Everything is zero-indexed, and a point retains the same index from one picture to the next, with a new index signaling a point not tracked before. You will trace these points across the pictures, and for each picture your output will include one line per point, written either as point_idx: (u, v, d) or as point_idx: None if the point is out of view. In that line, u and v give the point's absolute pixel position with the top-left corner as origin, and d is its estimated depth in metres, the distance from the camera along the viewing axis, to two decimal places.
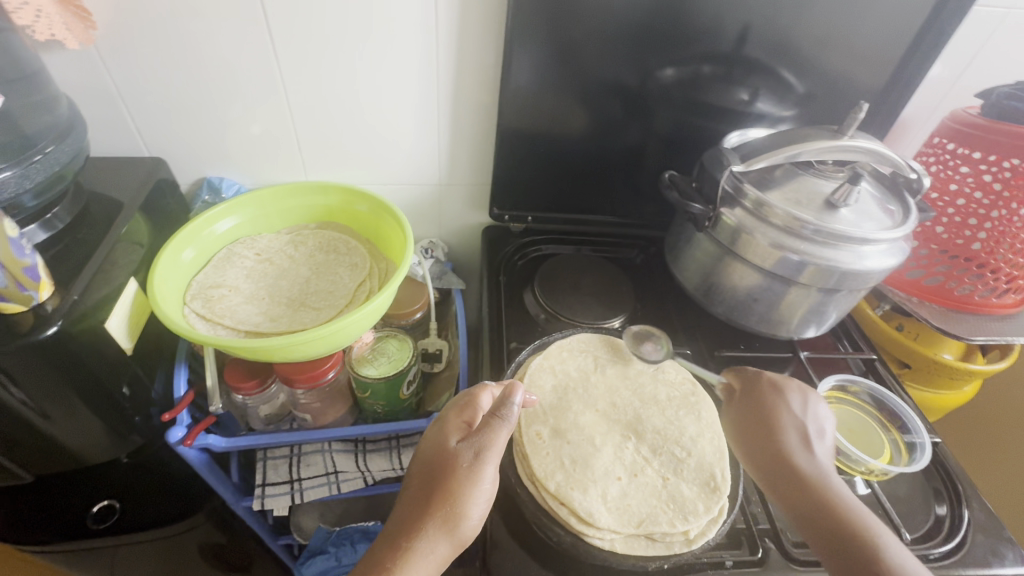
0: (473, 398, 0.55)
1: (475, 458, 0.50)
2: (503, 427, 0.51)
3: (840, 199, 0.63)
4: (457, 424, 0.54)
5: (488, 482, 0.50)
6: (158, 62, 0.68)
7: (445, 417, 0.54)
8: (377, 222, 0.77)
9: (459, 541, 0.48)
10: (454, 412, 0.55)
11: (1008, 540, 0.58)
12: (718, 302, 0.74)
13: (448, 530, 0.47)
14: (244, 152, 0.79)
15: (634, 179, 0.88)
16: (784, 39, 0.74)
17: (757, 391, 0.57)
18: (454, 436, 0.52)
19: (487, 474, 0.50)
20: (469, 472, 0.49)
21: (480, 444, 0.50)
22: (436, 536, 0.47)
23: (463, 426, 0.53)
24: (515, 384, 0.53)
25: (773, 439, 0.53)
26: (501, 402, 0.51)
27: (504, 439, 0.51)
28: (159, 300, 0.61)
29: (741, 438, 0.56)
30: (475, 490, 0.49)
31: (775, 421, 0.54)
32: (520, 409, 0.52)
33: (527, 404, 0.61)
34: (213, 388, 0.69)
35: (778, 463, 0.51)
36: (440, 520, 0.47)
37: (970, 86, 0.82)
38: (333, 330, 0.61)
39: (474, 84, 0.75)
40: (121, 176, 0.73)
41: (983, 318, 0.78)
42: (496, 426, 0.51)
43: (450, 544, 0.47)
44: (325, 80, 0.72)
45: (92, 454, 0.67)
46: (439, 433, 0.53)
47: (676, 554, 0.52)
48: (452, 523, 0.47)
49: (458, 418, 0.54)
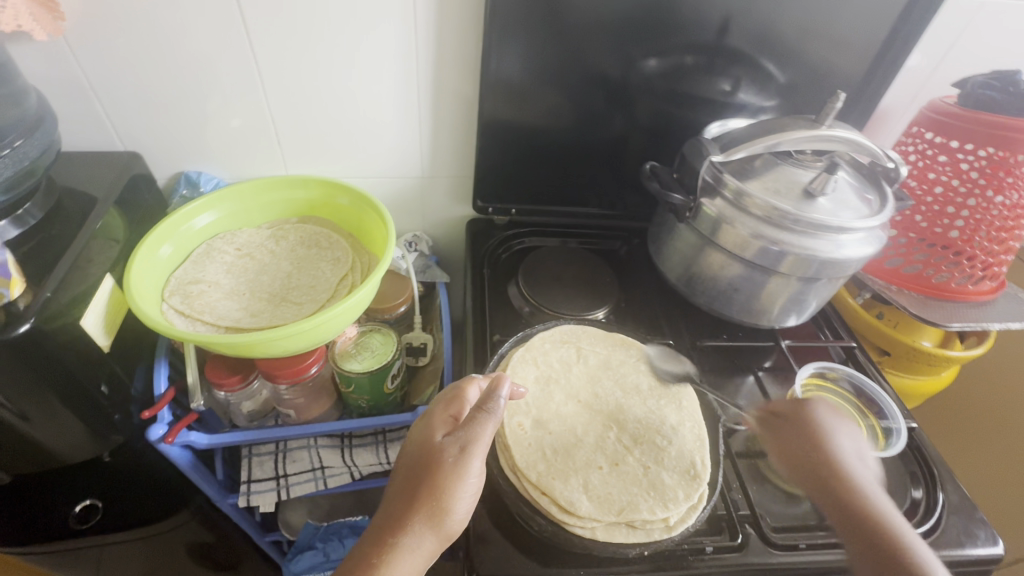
0: (461, 391, 0.55)
1: (461, 454, 0.50)
2: (490, 420, 0.51)
3: (818, 188, 0.63)
4: (443, 418, 0.53)
5: (474, 477, 0.50)
6: (134, 55, 0.67)
7: (432, 411, 0.54)
8: (359, 216, 0.77)
9: (446, 535, 0.48)
10: (441, 406, 0.54)
11: (980, 520, 0.60)
12: (700, 292, 0.75)
13: (433, 524, 0.48)
14: (223, 145, 0.78)
15: (618, 170, 0.88)
16: (764, 29, 0.74)
17: (807, 423, 0.57)
18: (440, 431, 0.52)
19: (473, 468, 0.50)
20: (454, 467, 0.49)
21: (466, 440, 0.50)
22: (422, 531, 0.47)
23: (449, 421, 0.53)
24: (502, 377, 0.54)
25: (830, 467, 0.54)
26: (489, 395, 0.52)
27: (490, 433, 0.51)
28: (135, 296, 0.60)
29: (793, 467, 0.55)
30: (461, 485, 0.49)
31: (833, 455, 0.55)
32: (507, 402, 0.53)
33: (515, 397, 0.60)
34: (194, 385, 0.69)
35: (843, 497, 0.52)
36: (426, 515, 0.47)
37: (947, 75, 0.83)
38: (314, 324, 0.60)
39: (457, 76, 0.75)
40: (95, 171, 0.72)
41: (960, 305, 0.79)
42: (482, 420, 0.51)
43: (437, 539, 0.48)
44: (304, 73, 0.72)
45: (71, 453, 0.66)
46: (425, 427, 0.53)
47: (656, 540, 0.53)
48: (437, 518, 0.48)
49: (445, 412, 0.54)
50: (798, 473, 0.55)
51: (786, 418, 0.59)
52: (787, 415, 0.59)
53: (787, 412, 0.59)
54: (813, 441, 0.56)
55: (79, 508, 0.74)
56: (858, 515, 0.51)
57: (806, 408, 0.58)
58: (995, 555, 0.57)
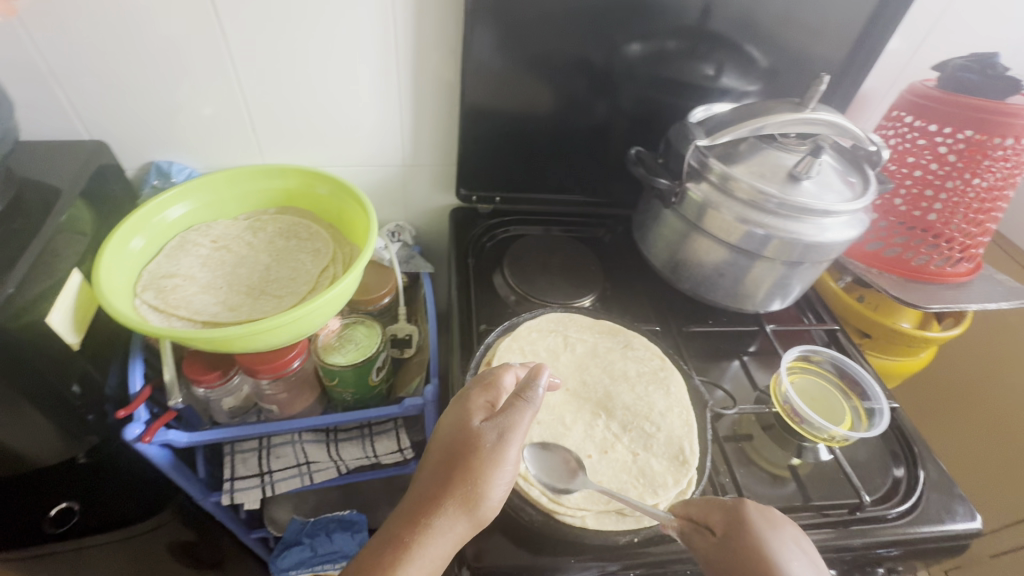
0: (498, 377, 0.54)
1: (499, 441, 0.48)
2: (529, 410, 0.49)
3: (803, 171, 0.63)
4: (480, 403, 0.51)
5: (510, 465, 0.48)
6: (94, 41, 0.64)
7: (468, 394, 0.53)
8: (339, 205, 0.75)
9: (478, 521, 0.47)
10: (478, 390, 0.53)
11: (958, 496, 0.61)
12: (685, 278, 0.75)
13: (467, 510, 0.46)
14: (196, 134, 0.75)
15: (601, 157, 0.87)
16: (747, 12, 0.73)
17: (752, 561, 0.44)
18: (477, 416, 0.50)
19: (510, 457, 0.48)
20: (491, 453, 0.48)
21: (504, 427, 0.49)
22: (455, 514, 0.46)
23: (487, 406, 0.51)
24: (542, 366, 0.51)
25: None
26: (527, 384, 0.50)
27: (528, 422, 0.50)
28: (104, 291, 0.58)
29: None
30: (497, 472, 0.47)
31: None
32: (546, 392, 0.50)
33: (551, 388, 0.59)
34: (172, 382, 0.67)
35: None
36: (460, 499, 0.46)
37: (926, 59, 0.83)
38: (291, 319, 0.58)
39: (437, 61, 0.73)
40: (59, 160, 0.69)
41: (939, 287, 0.80)
42: (520, 408, 0.49)
43: (469, 523, 0.47)
44: (278, 57, 0.69)
45: (42, 455, 0.64)
46: (462, 411, 0.51)
47: (646, 526, 0.52)
48: (471, 503, 0.46)
49: (482, 397, 0.52)
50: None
51: (718, 538, 0.47)
52: (720, 538, 0.47)
53: (722, 531, 0.47)
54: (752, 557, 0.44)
55: (55, 510, 0.72)
56: None
57: (739, 517, 0.47)
58: (973, 530, 0.58)
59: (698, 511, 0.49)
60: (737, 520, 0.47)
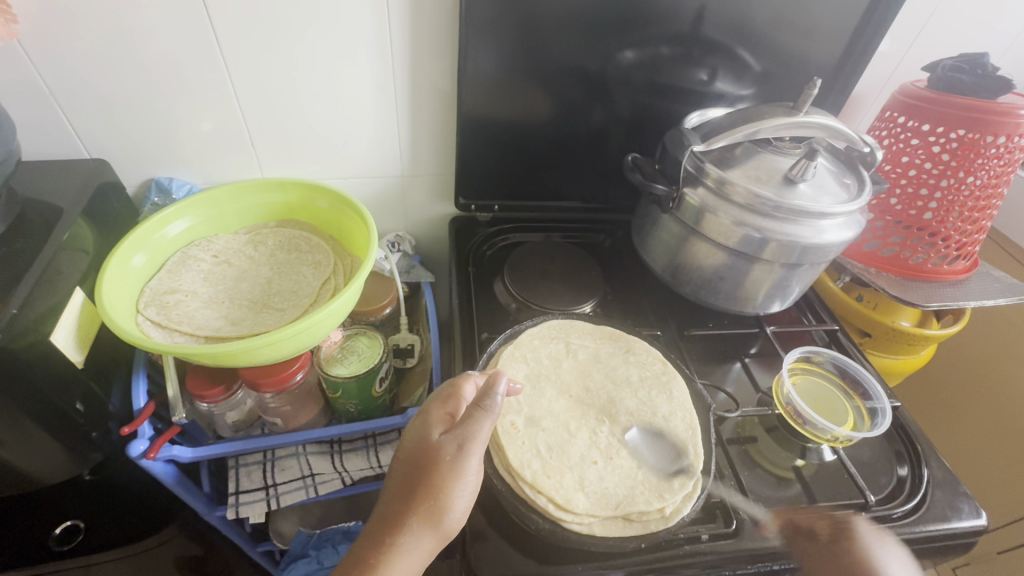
0: (457, 389, 0.54)
1: (458, 452, 0.49)
2: (487, 418, 0.50)
3: (798, 174, 0.64)
4: (439, 415, 0.52)
5: (472, 475, 0.49)
6: (95, 62, 0.65)
7: (428, 408, 0.53)
8: (339, 217, 0.75)
9: (444, 533, 0.49)
10: (436, 404, 0.53)
11: (963, 494, 0.61)
12: (685, 282, 0.75)
13: (432, 524, 0.47)
14: (195, 151, 0.75)
15: (599, 163, 0.88)
16: (739, 17, 0.74)
17: (852, 564, 0.54)
18: (437, 429, 0.51)
19: (471, 467, 0.49)
20: (451, 466, 0.48)
21: (463, 438, 0.49)
22: (420, 530, 0.47)
23: (447, 418, 0.52)
24: (498, 374, 0.51)
25: None
26: (485, 393, 0.50)
27: (488, 430, 0.50)
28: (108, 309, 0.58)
29: None
30: (459, 484, 0.48)
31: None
32: (504, 398, 0.51)
33: (513, 393, 0.58)
34: (175, 398, 0.67)
35: None
36: (423, 515, 0.47)
37: (917, 59, 0.84)
38: (295, 332, 0.59)
39: (435, 73, 0.74)
40: (60, 179, 0.69)
41: (937, 285, 0.81)
42: (478, 418, 0.49)
43: (435, 537, 0.48)
44: (277, 75, 0.70)
45: (47, 475, 0.64)
46: (422, 426, 0.52)
47: (653, 531, 0.53)
48: (435, 517, 0.47)
49: (441, 410, 0.53)
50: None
51: (820, 540, 0.55)
52: (827, 540, 0.56)
53: (827, 535, 0.56)
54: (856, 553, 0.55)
55: (60, 529, 0.73)
56: None
57: (852, 527, 0.56)
58: (979, 527, 0.58)
59: (803, 519, 0.57)
60: (845, 528, 0.57)
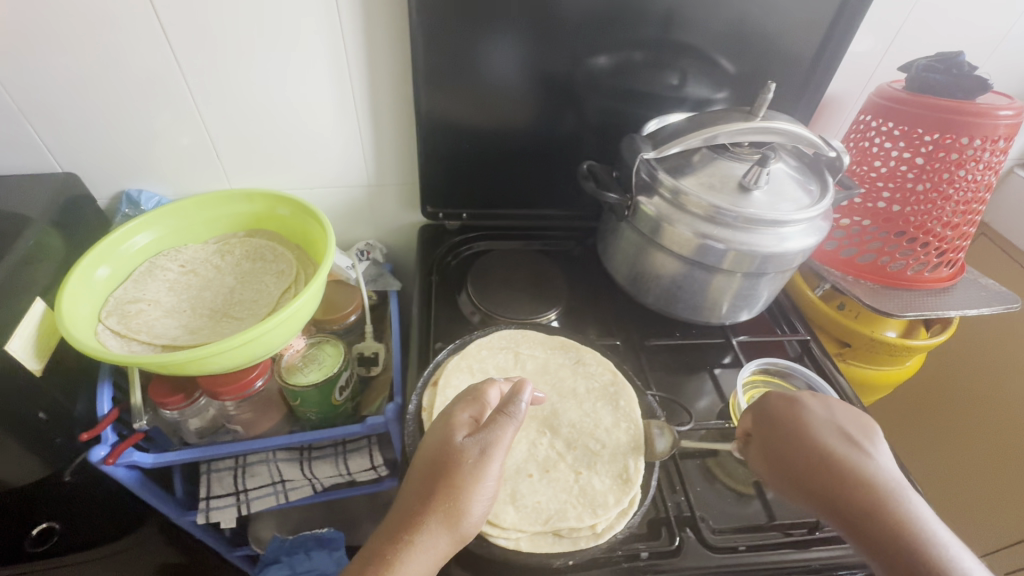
0: (482, 393, 0.54)
1: (480, 456, 0.49)
2: (511, 424, 0.51)
3: (751, 181, 0.62)
4: (464, 418, 0.52)
5: (492, 480, 0.49)
6: (59, 78, 0.67)
7: (452, 410, 0.53)
8: (302, 226, 0.76)
9: (460, 537, 0.47)
10: (461, 405, 0.53)
11: None
12: (647, 292, 0.74)
13: (450, 524, 0.47)
14: (168, 161, 0.77)
15: (571, 169, 0.87)
16: (707, 20, 0.73)
17: (779, 430, 0.55)
18: (461, 431, 0.51)
19: (492, 471, 0.49)
20: (474, 467, 0.48)
21: (486, 442, 0.49)
22: (437, 531, 0.46)
23: (470, 422, 0.52)
24: (524, 381, 0.53)
25: (802, 442, 0.53)
26: (511, 399, 0.51)
27: (511, 437, 0.51)
28: (63, 320, 0.59)
29: (773, 461, 0.54)
30: (479, 487, 0.48)
31: (808, 436, 0.53)
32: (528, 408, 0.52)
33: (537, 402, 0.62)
34: (138, 405, 0.69)
35: (800, 458, 0.52)
36: (442, 515, 0.46)
37: (900, 57, 0.81)
38: (247, 339, 0.60)
39: (396, 82, 0.74)
40: (26, 192, 0.71)
41: (917, 293, 0.77)
42: (502, 423, 0.50)
43: (451, 540, 0.47)
44: (246, 87, 0.71)
45: (14, 478, 0.66)
46: (445, 427, 0.51)
47: (582, 548, 0.52)
48: (454, 518, 0.47)
49: (466, 412, 0.52)
50: (780, 467, 0.54)
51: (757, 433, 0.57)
52: (757, 435, 0.57)
53: (755, 430, 0.58)
54: (785, 424, 0.55)
55: (36, 530, 0.74)
56: (810, 466, 0.51)
57: (769, 405, 0.58)
58: None
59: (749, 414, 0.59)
60: (772, 401, 0.58)
